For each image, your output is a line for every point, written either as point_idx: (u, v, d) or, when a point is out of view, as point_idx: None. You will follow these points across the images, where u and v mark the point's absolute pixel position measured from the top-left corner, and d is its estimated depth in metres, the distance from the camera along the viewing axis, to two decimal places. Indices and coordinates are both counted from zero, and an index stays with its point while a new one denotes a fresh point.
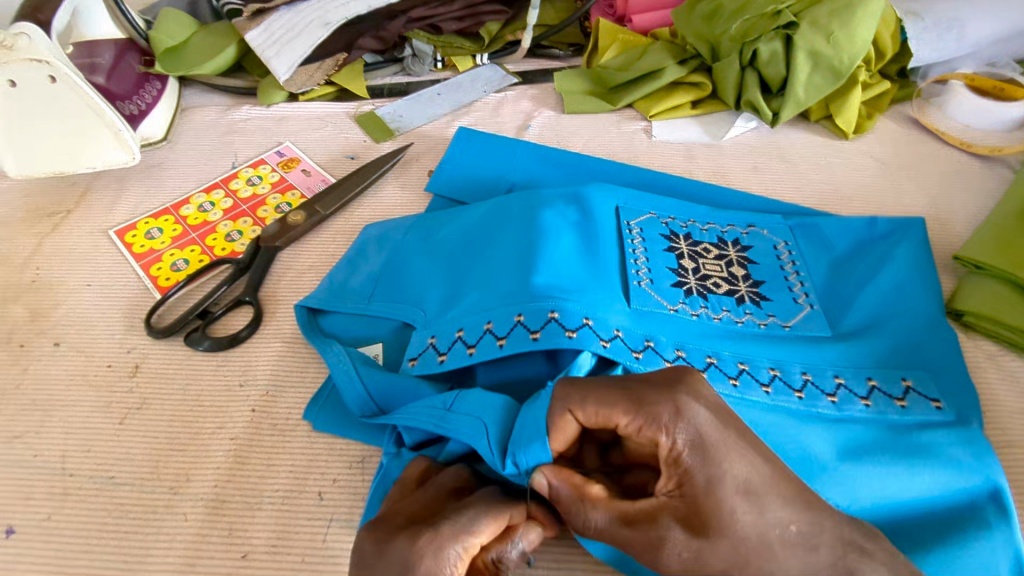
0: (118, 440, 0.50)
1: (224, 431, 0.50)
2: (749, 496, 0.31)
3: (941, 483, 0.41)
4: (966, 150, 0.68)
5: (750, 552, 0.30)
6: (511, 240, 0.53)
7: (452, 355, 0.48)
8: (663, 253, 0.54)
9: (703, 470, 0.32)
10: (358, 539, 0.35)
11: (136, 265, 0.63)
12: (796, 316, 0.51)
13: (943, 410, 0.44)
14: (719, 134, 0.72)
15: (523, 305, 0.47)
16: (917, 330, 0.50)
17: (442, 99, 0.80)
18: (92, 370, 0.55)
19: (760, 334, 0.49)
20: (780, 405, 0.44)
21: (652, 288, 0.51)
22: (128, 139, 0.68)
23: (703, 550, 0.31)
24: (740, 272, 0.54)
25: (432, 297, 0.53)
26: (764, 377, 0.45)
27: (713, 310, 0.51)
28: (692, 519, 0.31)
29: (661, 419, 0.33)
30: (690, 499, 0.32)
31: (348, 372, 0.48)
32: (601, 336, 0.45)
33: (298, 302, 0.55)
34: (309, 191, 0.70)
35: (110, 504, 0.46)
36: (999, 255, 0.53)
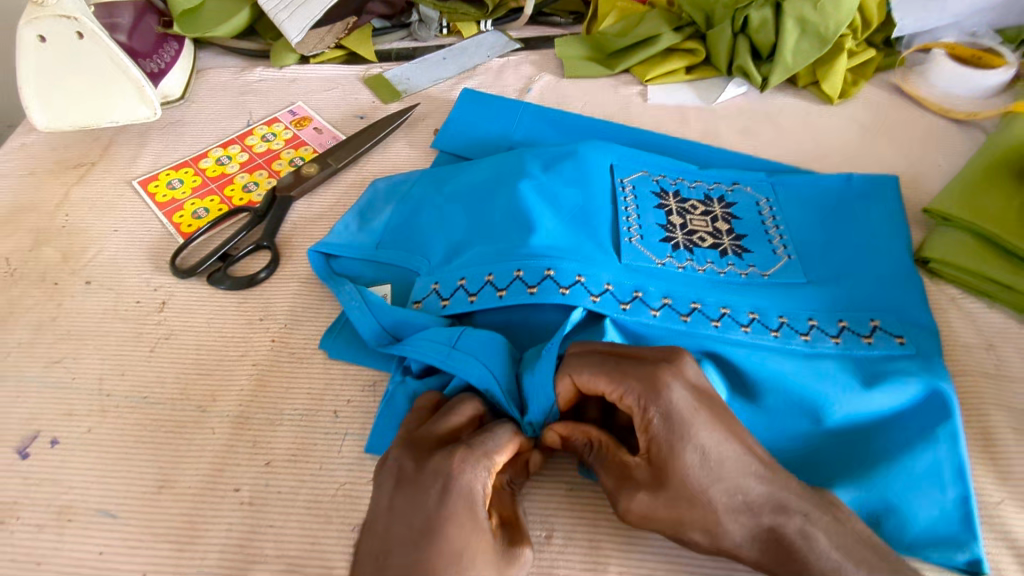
0: (149, 365, 0.54)
1: (247, 358, 0.54)
2: (706, 470, 0.36)
3: (895, 403, 0.45)
4: (944, 116, 0.72)
5: (696, 516, 0.36)
6: (508, 198, 0.57)
7: (455, 301, 0.52)
8: (654, 210, 0.58)
9: (668, 440, 0.37)
10: (396, 457, 0.39)
11: (159, 212, 0.67)
12: (775, 265, 0.55)
13: (905, 344, 0.49)
14: (711, 98, 0.76)
15: (522, 261, 0.51)
16: (885, 272, 0.55)
17: (447, 63, 0.83)
18: (123, 305, 0.59)
19: (742, 281, 0.54)
20: (759, 344, 0.48)
21: (641, 244, 0.55)
22: (150, 95, 0.71)
23: (659, 504, 0.37)
24: (724, 227, 0.58)
25: (438, 245, 0.57)
26: (744, 319, 0.49)
27: (697, 263, 0.55)
28: (654, 477, 0.37)
29: (638, 393, 0.38)
30: (657, 462, 0.37)
31: (359, 308, 0.52)
32: (591, 292, 0.49)
33: (312, 247, 0.59)
34: (320, 147, 0.74)
35: (145, 419, 0.51)
36: (964, 206, 0.57)
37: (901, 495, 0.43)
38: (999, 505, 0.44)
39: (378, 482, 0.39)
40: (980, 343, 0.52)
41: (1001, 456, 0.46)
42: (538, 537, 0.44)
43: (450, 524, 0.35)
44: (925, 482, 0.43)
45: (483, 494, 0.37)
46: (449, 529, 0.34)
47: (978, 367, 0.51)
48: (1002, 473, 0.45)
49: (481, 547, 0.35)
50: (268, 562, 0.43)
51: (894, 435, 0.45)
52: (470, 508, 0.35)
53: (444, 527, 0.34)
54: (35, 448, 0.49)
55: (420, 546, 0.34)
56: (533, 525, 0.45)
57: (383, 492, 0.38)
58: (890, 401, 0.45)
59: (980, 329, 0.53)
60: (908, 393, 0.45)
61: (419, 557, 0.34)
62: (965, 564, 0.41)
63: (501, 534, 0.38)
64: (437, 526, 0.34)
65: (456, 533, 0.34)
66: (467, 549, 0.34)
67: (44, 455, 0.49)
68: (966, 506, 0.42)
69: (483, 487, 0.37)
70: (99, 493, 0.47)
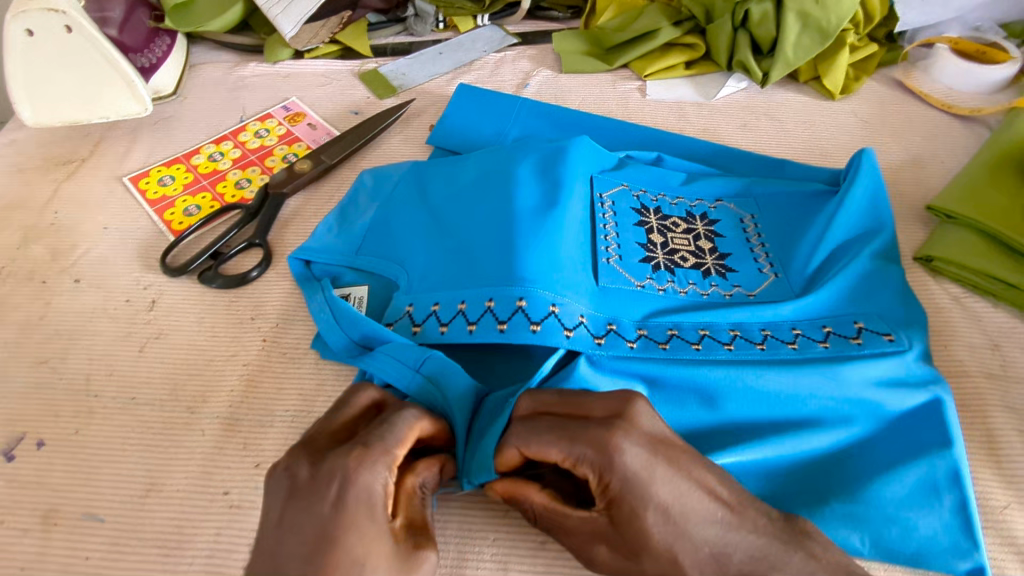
0: (139, 365, 0.53)
1: (237, 359, 0.53)
2: (671, 523, 0.33)
3: (885, 410, 0.45)
4: (947, 111, 0.71)
5: (672, 573, 0.34)
6: (484, 211, 0.55)
7: (426, 328, 0.50)
8: (634, 227, 0.57)
9: (626, 503, 0.34)
10: (284, 465, 0.37)
11: (150, 210, 0.66)
12: (761, 285, 0.54)
13: (896, 340, 0.47)
14: (711, 94, 0.75)
15: (494, 289, 0.49)
16: (874, 280, 0.52)
17: (443, 58, 0.82)
18: (112, 304, 0.58)
19: (725, 302, 0.52)
20: (744, 360, 0.47)
21: (619, 265, 0.53)
22: (141, 90, 0.70)
23: (625, 564, 0.36)
24: (707, 245, 0.57)
25: (410, 260, 0.55)
26: (726, 338, 0.48)
27: (679, 284, 0.54)
28: (617, 540, 0.35)
29: (589, 457, 0.35)
30: (619, 526, 0.35)
31: (327, 320, 0.51)
32: (564, 326, 0.47)
33: (291, 253, 0.57)
34: (314, 143, 0.73)
35: (133, 421, 0.50)
36: (968, 204, 0.56)
37: (900, 502, 0.42)
38: (1005, 510, 0.43)
39: (269, 485, 0.37)
40: (983, 343, 0.51)
41: (1007, 460, 0.45)
42: (534, 542, 0.43)
43: (350, 528, 0.33)
44: (923, 487, 0.42)
45: (384, 492, 0.36)
46: (347, 539, 0.33)
47: (981, 368, 0.50)
48: (1007, 477, 0.44)
49: (380, 549, 0.34)
50: None
51: (886, 441, 0.44)
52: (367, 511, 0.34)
53: (342, 533, 0.33)
54: (21, 450, 0.49)
55: (315, 552, 0.33)
56: (529, 529, 0.44)
57: (274, 496, 0.36)
58: (881, 405, 0.44)
59: (983, 329, 0.52)
60: (899, 396, 0.45)
61: (312, 564, 0.32)
62: (967, 573, 0.40)
63: (406, 538, 0.36)
64: (336, 531, 0.33)
65: (355, 538, 0.33)
66: (366, 552, 0.33)
67: (31, 457, 0.48)
68: (965, 509, 0.41)
69: (383, 484, 0.36)
70: (85, 496, 0.46)
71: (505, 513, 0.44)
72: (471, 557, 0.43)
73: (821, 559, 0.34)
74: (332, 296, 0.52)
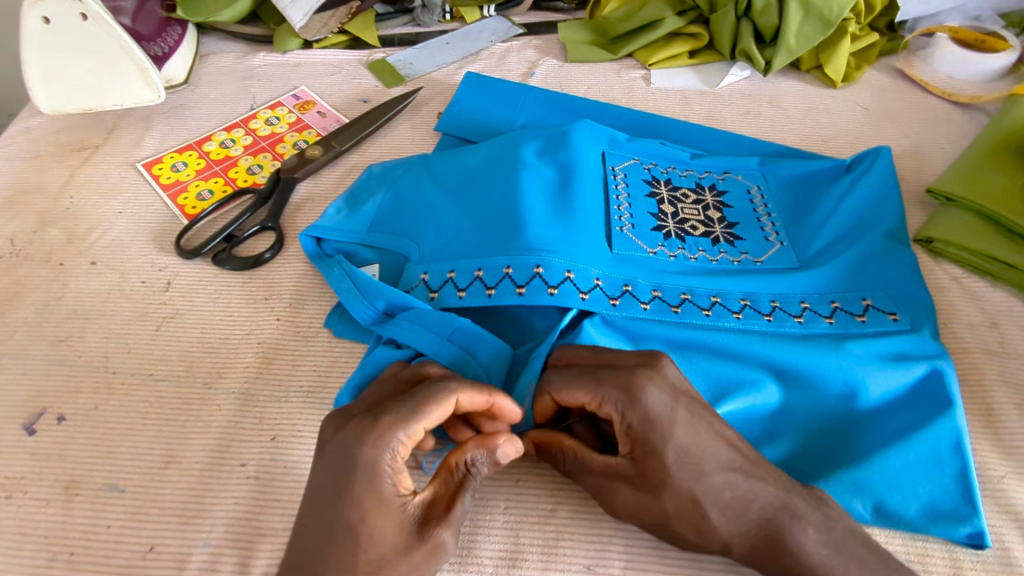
0: (156, 343, 0.54)
1: (252, 337, 0.55)
2: (690, 462, 0.37)
3: (894, 381, 0.45)
4: (947, 99, 0.72)
5: (686, 511, 0.37)
6: (501, 185, 0.57)
7: (443, 293, 0.52)
8: (645, 199, 0.59)
9: (649, 443, 0.38)
10: (324, 426, 0.40)
11: (164, 195, 0.67)
12: (768, 252, 0.56)
13: (898, 321, 0.49)
14: (714, 83, 0.76)
15: (512, 257, 0.51)
16: (875, 254, 0.54)
17: (450, 48, 0.83)
18: (128, 285, 0.59)
19: (735, 268, 0.54)
20: (751, 330, 0.49)
21: (632, 233, 0.56)
22: (153, 77, 0.71)
23: (645, 500, 0.39)
24: (716, 215, 0.59)
25: (425, 230, 0.57)
26: (736, 306, 0.50)
27: (690, 251, 0.56)
28: (639, 476, 0.39)
29: (616, 399, 0.39)
30: (641, 464, 0.39)
31: (350, 291, 0.52)
32: (581, 290, 0.49)
33: (303, 231, 0.58)
34: (324, 130, 0.74)
35: (151, 396, 0.51)
36: (968, 186, 0.57)
37: (903, 471, 0.42)
38: (1003, 478, 0.44)
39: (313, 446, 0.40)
40: (982, 322, 0.52)
41: (1004, 432, 0.46)
42: (545, 510, 0.44)
43: (348, 506, 0.35)
44: (927, 458, 0.43)
45: (399, 464, 0.37)
46: (346, 511, 0.35)
47: (980, 344, 0.51)
48: (1005, 447, 0.45)
49: (381, 521, 0.35)
50: (275, 536, 0.44)
51: (892, 414, 0.46)
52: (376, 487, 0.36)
53: (340, 508, 0.35)
54: (41, 425, 0.50)
55: (322, 525, 0.35)
56: (539, 499, 0.45)
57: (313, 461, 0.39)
58: (885, 379, 0.46)
59: (983, 308, 0.53)
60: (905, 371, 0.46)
61: (322, 539, 0.35)
62: (967, 538, 0.41)
63: (419, 511, 0.38)
64: (338, 509, 0.35)
65: (348, 515, 0.35)
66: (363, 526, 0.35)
67: (52, 431, 0.49)
68: (966, 478, 0.42)
69: (396, 459, 0.37)
70: (105, 468, 0.47)
71: (515, 484, 0.46)
72: (483, 525, 0.44)
73: (834, 520, 0.37)
74: (352, 267, 0.53)
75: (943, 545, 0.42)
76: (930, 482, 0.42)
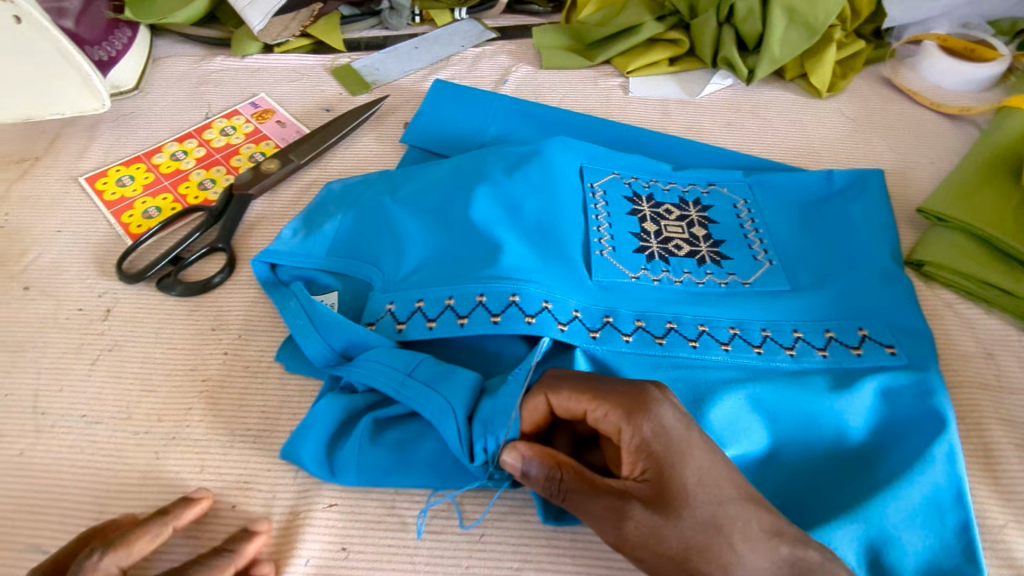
0: (92, 380, 0.50)
1: (196, 373, 0.50)
2: (707, 487, 0.34)
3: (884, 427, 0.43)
4: (936, 110, 0.69)
5: (705, 539, 0.32)
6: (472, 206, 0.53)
7: (411, 325, 0.47)
8: (626, 217, 0.55)
9: (666, 461, 0.34)
10: None
11: (107, 212, 0.62)
12: (756, 272, 0.52)
13: (897, 354, 0.46)
14: (695, 92, 0.73)
15: (485, 284, 0.47)
16: (867, 283, 0.51)
17: (419, 53, 0.79)
18: (63, 313, 0.54)
19: (721, 292, 0.51)
20: (740, 363, 0.46)
21: (613, 257, 0.52)
22: (97, 86, 0.66)
23: (663, 527, 0.33)
24: (701, 232, 0.55)
25: (389, 255, 0.53)
26: (724, 337, 0.47)
27: (674, 274, 0.52)
28: (653, 495, 0.34)
29: (626, 414, 0.36)
30: (656, 482, 0.34)
31: (305, 328, 0.48)
32: (559, 320, 0.46)
33: (256, 257, 0.53)
34: (283, 141, 0.70)
35: (83, 441, 0.47)
36: (961, 207, 0.54)
37: (902, 527, 0.39)
38: (1003, 529, 0.41)
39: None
40: (977, 353, 0.49)
41: (1003, 476, 0.43)
42: (510, 569, 0.40)
43: None
44: (926, 512, 0.40)
45: None
46: None
47: (977, 377, 0.48)
48: (1003, 493, 0.42)
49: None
50: None
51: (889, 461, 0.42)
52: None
53: None
54: None
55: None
56: (504, 556, 0.41)
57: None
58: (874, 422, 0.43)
59: (978, 338, 0.50)
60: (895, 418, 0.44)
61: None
62: None
63: None
64: None
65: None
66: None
67: None
68: (967, 532, 0.39)
69: None
70: (28, 527, 0.43)
71: (478, 540, 0.42)
72: None
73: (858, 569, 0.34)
74: (308, 300, 0.49)
75: None
76: (931, 538, 0.39)
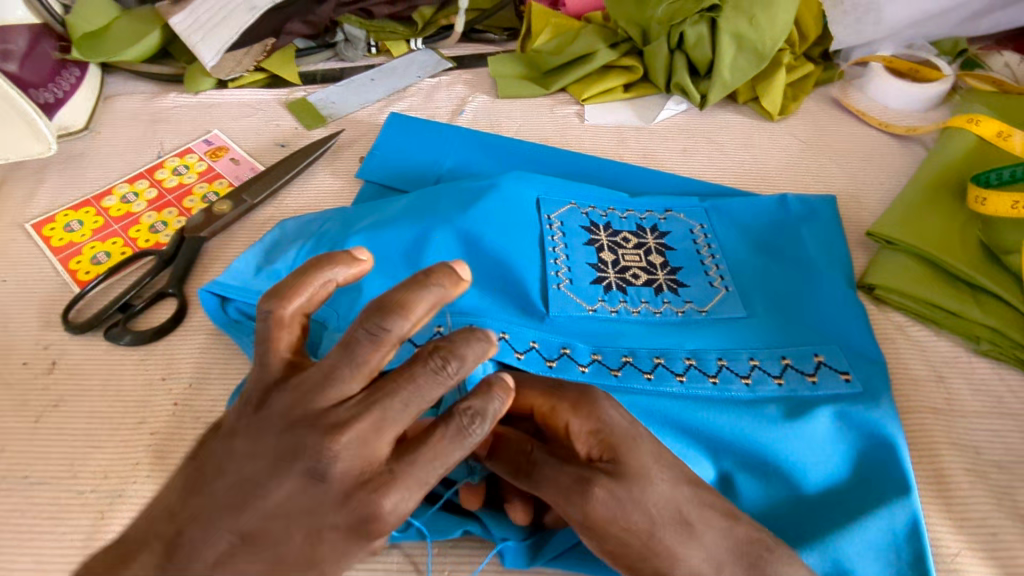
0: (36, 439, 0.49)
1: (144, 426, 0.49)
2: (668, 465, 0.33)
3: (836, 463, 0.43)
4: (884, 131, 0.70)
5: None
6: (429, 239, 0.53)
7: None
8: (584, 247, 0.55)
9: (618, 436, 0.34)
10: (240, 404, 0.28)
11: (54, 259, 0.61)
12: (713, 299, 0.53)
13: (851, 381, 0.46)
14: (650, 117, 0.73)
15: (442, 317, 0.47)
16: (818, 308, 0.52)
17: (375, 85, 0.79)
18: (6, 368, 0.53)
19: (678, 322, 0.51)
20: (696, 394, 0.46)
21: (570, 290, 0.52)
22: (43, 129, 0.65)
23: (627, 496, 0.31)
24: (658, 260, 0.56)
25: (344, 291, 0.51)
26: (680, 368, 0.47)
27: (631, 304, 0.52)
28: (614, 472, 0.32)
29: (575, 400, 0.36)
30: (614, 457, 0.33)
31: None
32: (516, 349, 0.46)
33: (204, 286, 0.52)
34: (237, 179, 0.69)
35: (25, 504, 0.45)
36: (907, 230, 0.54)
37: (856, 560, 0.39)
38: (956, 557, 0.41)
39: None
40: (928, 375, 0.50)
41: (955, 502, 0.43)
42: None
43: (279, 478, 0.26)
44: (880, 545, 0.40)
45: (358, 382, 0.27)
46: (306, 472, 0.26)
47: (927, 401, 0.48)
48: (956, 520, 0.42)
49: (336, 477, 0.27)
50: None
51: (845, 493, 0.42)
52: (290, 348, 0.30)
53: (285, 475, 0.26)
54: None
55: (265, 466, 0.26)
56: None
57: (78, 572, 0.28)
58: (825, 455, 0.43)
59: (928, 360, 0.50)
60: (847, 449, 0.44)
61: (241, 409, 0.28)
62: None
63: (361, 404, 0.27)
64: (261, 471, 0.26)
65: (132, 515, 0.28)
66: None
67: None
68: (922, 565, 0.39)
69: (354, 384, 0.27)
70: None
71: None
72: None
73: None
74: None
75: None
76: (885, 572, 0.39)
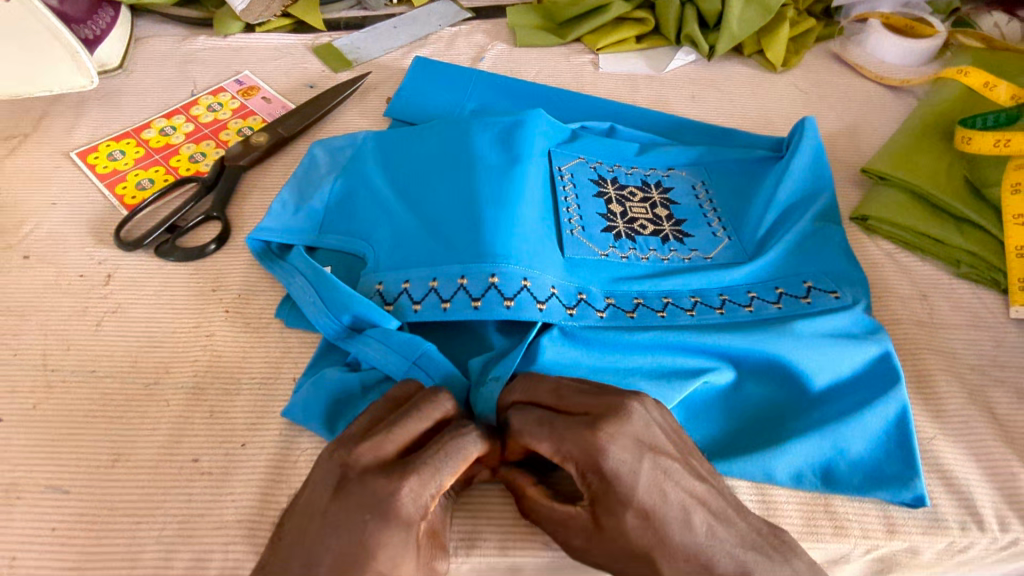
0: (99, 340, 0.53)
1: (201, 329, 0.54)
2: (649, 530, 0.35)
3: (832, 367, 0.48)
4: (880, 83, 0.75)
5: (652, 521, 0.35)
6: (450, 182, 0.56)
7: (398, 306, 0.50)
8: (594, 199, 0.59)
9: (609, 502, 0.35)
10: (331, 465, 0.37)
11: (100, 185, 0.64)
12: (716, 248, 0.57)
13: (840, 298, 0.52)
14: (661, 67, 0.77)
15: (465, 268, 0.50)
16: (809, 239, 0.57)
17: (398, 32, 0.82)
18: (65, 279, 0.57)
19: (685, 266, 0.55)
20: (705, 324, 0.51)
21: (583, 236, 0.56)
22: (85, 62, 0.68)
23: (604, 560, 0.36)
24: (664, 213, 0.60)
25: (380, 228, 0.55)
26: (687, 304, 0.52)
27: (640, 251, 0.56)
28: (596, 534, 0.36)
29: (576, 456, 0.36)
30: (598, 526, 0.36)
31: (315, 304, 0.50)
32: (537, 299, 0.49)
33: (250, 236, 0.56)
34: (269, 116, 0.72)
35: (95, 393, 0.49)
36: (899, 166, 0.60)
37: (850, 444, 0.44)
38: (932, 441, 0.46)
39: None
40: (912, 293, 0.55)
41: (933, 397, 0.48)
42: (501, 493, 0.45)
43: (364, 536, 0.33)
44: (871, 435, 0.45)
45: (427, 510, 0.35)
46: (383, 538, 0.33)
47: (912, 315, 0.53)
48: (934, 411, 0.48)
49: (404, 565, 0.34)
50: (228, 528, 0.43)
51: (840, 396, 0.47)
52: (399, 426, 0.38)
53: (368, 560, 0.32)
54: None
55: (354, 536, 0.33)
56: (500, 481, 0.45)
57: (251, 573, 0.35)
58: (828, 359, 0.47)
59: (912, 281, 0.56)
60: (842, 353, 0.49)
61: (368, 522, 0.33)
62: (908, 501, 0.43)
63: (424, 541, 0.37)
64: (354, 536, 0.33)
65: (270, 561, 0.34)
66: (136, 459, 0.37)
67: None
68: (907, 448, 0.44)
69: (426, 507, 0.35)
70: (46, 470, 0.45)
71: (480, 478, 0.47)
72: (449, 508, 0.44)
73: None
74: (314, 279, 0.51)
75: (879, 507, 0.44)
76: (873, 454, 0.45)
